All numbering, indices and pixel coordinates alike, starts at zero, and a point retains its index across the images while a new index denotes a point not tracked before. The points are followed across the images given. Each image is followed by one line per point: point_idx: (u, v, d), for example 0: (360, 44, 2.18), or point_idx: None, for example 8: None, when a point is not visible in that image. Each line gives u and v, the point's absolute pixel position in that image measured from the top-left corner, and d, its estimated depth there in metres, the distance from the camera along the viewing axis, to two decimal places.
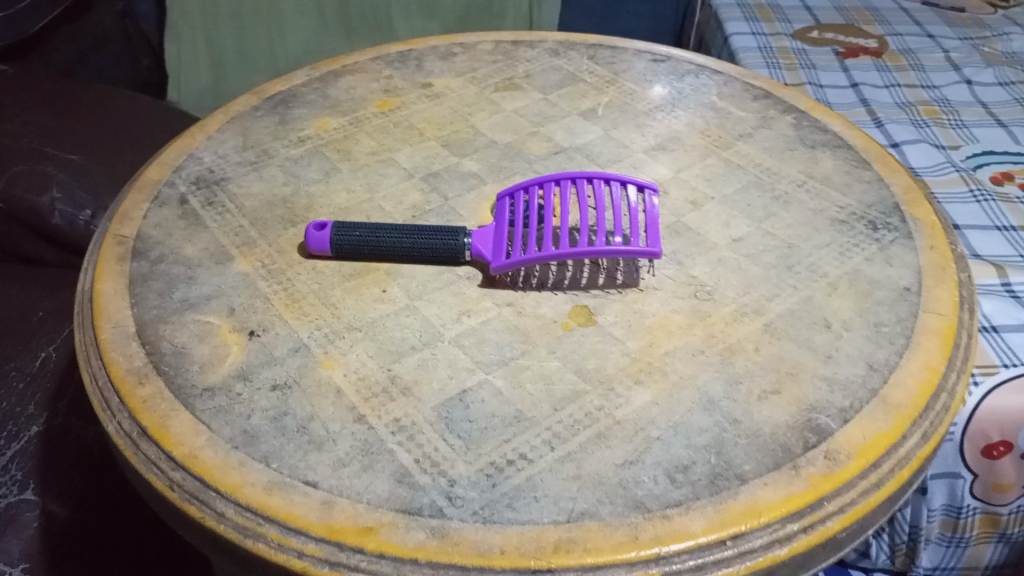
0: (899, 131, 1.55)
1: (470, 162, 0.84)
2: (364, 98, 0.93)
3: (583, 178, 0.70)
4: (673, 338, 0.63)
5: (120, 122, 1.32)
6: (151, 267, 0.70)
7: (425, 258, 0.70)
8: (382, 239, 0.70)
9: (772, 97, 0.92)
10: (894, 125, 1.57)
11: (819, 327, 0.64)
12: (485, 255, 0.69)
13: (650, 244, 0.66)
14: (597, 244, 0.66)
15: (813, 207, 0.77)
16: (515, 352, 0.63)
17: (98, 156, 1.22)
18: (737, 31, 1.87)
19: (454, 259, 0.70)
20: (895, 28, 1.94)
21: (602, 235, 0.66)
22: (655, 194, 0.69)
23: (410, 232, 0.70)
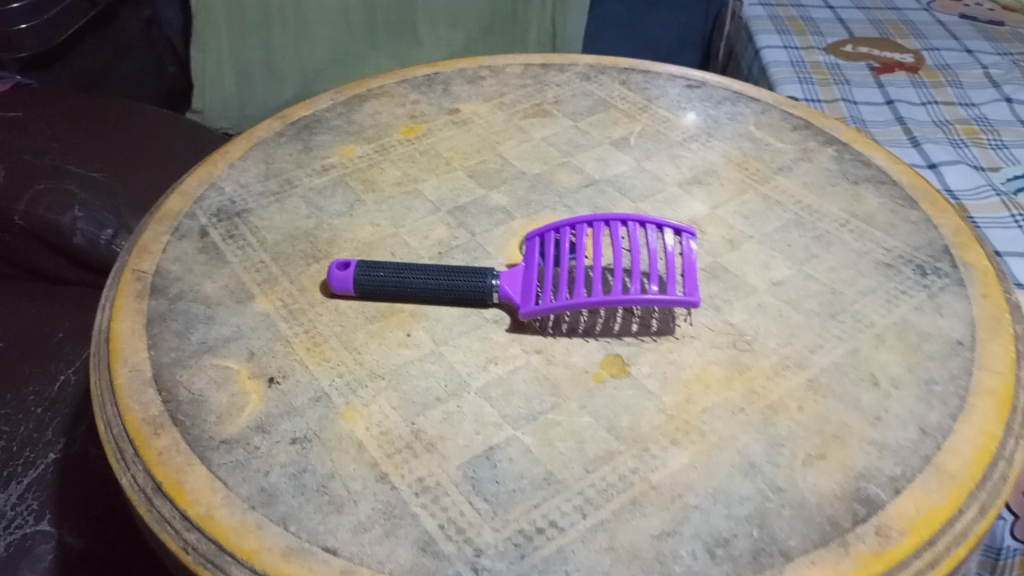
0: (936, 151, 1.50)
1: (498, 195, 0.81)
2: (389, 124, 0.91)
3: (617, 221, 0.67)
4: (711, 393, 0.60)
5: (143, 139, 1.30)
6: (169, 306, 0.68)
7: (451, 299, 0.68)
8: (408, 279, 0.67)
9: (812, 127, 0.88)
10: (931, 145, 1.52)
11: (866, 384, 0.61)
12: (515, 298, 0.66)
13: (688, 291, 0.63)
14: (632, 291, 0.63)
15: (858, 248, 0.73)
16: (544, 406, 0.60)
17: (121, 174, 1.21)
18: (768, 45, 1.83)
19: (481, 301, 0.68)
20: (931, 43, 1.89)
21: (637, 281, 0.64)
22: (693, 238, 0.67)
23: (436, 272, 0.68)
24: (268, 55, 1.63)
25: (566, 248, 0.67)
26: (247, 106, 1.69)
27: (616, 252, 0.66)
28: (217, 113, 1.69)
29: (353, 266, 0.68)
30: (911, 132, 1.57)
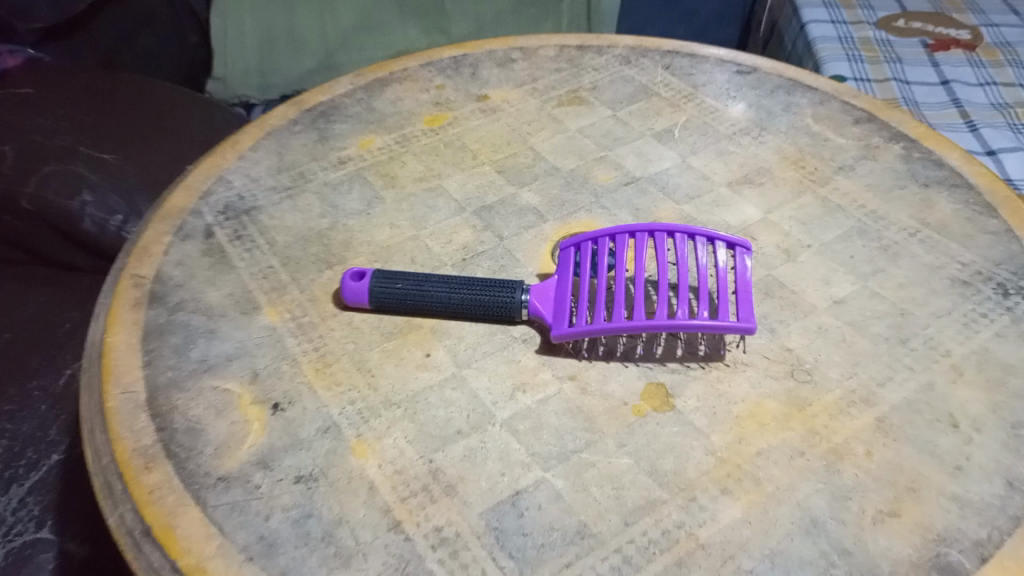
0: (995, 137, 1.38)
1: (529, 194, 0.74)
2: (412, 111, 0.84)
3: (663, 232, 0.61)
4: (766, 433, 0.53)
5: (157, 118, 1.25)
6: (168, 317, 0.62)
7: (475, 315, 0.61)
8: (429, 292, 0.61)
9: (876, 121, 0.80)
10: (990, 130, 1.40)
11: (943, 426, 0.53)
12: (547, 317, 0.60)
13: (742, 316, 0.56)
14: (679, 314, 0.56)
15: (930, 262, 0.66)
16: (578, 444, 0.53)
17: (132, 155, 1.15)
18: (816, 19, 1.71)
19: (508, 317, 0.61)
20: (992, 18, 1.76)
21: (684, 303, 0.57)
22: (748, 253, 0.60)
23: (460, 284, 0.61)
24: (291, 19, 1.49)
25: (605, 261, 0.61)
26: (268, 73, 1.51)
27: (661, 269, 0.59)
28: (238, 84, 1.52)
29: (368, 276, 0.61)
30: (968, 115, 1.45)
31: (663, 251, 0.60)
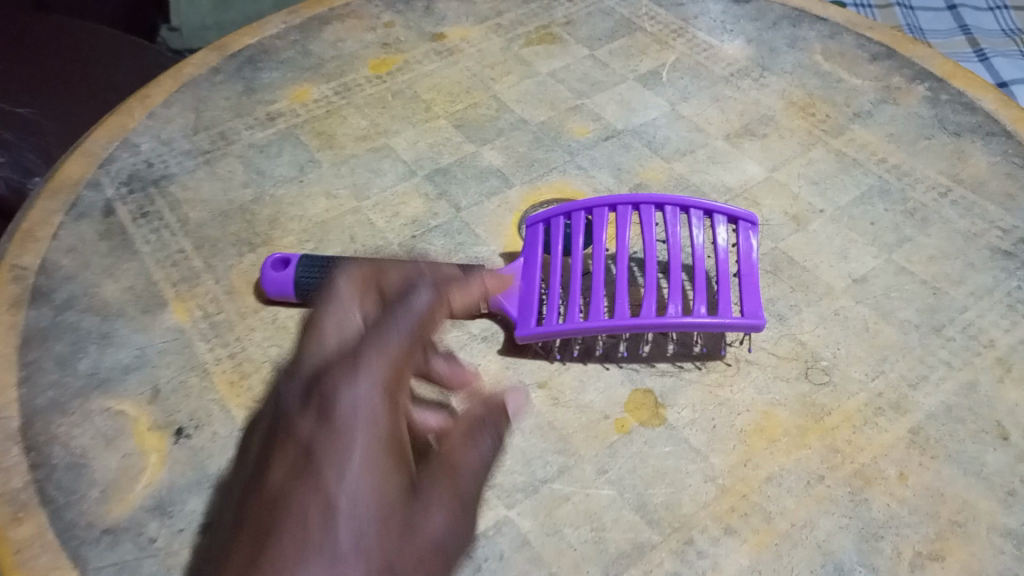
0: (1009, 67, 1.06)
1: (491, 153, 0.63)
2: (355, 54, 0.71)
3: (650, 204, 0.51)
4: (777, 453, 0.44)
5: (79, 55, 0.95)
6: (54, 319, 0.51)
7: None
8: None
9: (895, 58, 0.69)
10: (1003, 59, 1.08)
11: (990, 439, 0.44)
12: (511, 310, 0.49)
13: (746, 312, 0.46)
14: (671, 309, 0.46)
15: (964, 228, 0.56)
16: (548, 472, 0.44)
17: (54, 103, 0.88)
18: None
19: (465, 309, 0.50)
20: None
21: (677, 295, 0.47)
22: (752, 230, 0.50)
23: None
24: None
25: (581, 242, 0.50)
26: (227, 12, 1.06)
27: (649, 250, 0.49)
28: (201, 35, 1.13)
29: (292, 264, 0.51)
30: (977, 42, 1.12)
31: (651, 227, 0.50)
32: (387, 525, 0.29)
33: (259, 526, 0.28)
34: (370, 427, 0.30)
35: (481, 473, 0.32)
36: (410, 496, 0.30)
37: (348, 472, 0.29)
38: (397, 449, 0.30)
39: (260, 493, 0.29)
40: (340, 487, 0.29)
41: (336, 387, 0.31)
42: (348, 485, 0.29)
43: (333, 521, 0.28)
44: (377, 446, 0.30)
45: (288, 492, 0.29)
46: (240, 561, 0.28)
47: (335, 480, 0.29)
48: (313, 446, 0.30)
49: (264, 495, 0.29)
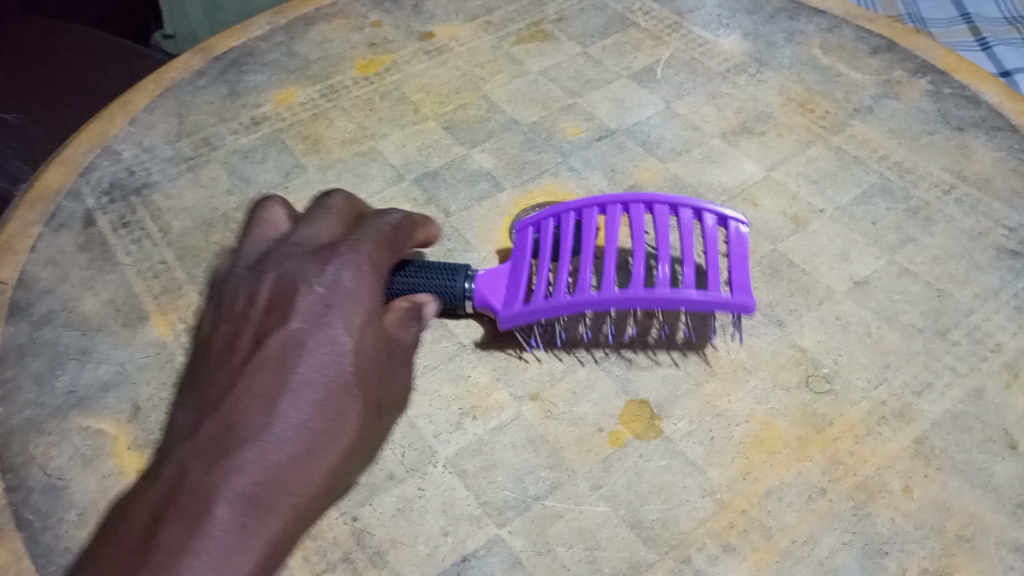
0: (1011, 56, 1.04)
1: (481, 155, 0.61)
2: (342, 55, 0.70)
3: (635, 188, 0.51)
4: (777, 466, 0.42)
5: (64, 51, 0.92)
6: (32, 335, 0.50)
7: None
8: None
9: (896, 51, 0.67)
10: (1005, 48, 1.05)
11: (998, 448, 0.43)
12: (496, 305, 0.48)
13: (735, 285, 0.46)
14: (658, 282, 0.46)
15: (969, 227, 0.54)
16: (540, 488, 0.42)
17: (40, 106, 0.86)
18: None
19: (451, 308, 0.48)
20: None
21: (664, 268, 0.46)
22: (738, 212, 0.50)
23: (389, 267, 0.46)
24: None
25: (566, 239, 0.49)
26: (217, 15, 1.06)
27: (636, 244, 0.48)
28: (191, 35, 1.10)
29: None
30: (979, 30, 1.09)
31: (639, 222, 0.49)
32: (375, 373, 0.41)
33: (283, 359, 0.39)
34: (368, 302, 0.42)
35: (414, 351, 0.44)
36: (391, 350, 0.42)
37: (351, 329, 0.40)
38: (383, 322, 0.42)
39: (279, 337, 0.40)
40: (343, 340, 0.40)
41: (346, 269, 0.42)
42: (351, 340, 0.40)
43: (341, 359, 0.40)
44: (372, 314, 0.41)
45: (304, 338, 0.40)
46: (268, 380, 0.38)
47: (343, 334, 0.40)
48: (329, 303, 0.41)
49: (286, 333, 0.40)
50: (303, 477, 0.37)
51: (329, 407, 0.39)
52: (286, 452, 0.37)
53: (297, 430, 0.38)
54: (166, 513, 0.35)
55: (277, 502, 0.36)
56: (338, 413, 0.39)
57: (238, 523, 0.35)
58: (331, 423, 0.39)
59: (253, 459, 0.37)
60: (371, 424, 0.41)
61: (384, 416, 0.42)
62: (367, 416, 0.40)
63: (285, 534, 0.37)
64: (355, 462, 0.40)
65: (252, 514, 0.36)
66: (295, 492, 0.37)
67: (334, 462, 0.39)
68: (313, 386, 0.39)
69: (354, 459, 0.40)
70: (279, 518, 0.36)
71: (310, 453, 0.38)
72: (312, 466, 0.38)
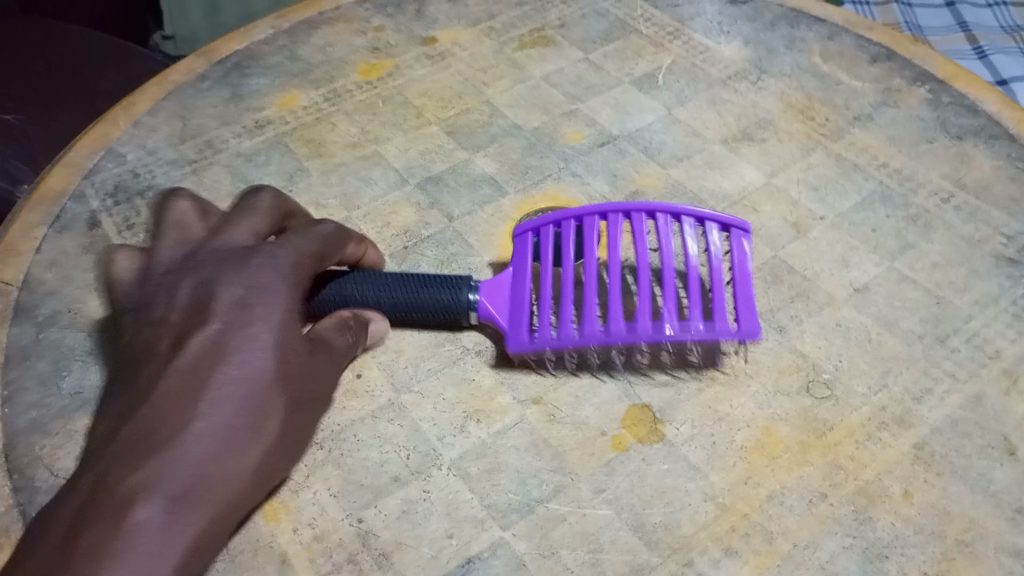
0: (1008, 63, 1.04)
1: (483, 160, 0.62)
2: (344, 59, 0.70)
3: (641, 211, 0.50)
4: (779, 470, 0.43)
5: (66, 54, 0.92)
6: (36, 336, 0.50)
7: (415, 320, 0.49)
8: (350, 289, 0.47)
9: (895, 59, 0.67)
10: (1002, 55, 1.06)
11: (997, 454, 0.43)
12: (500, 321, 0.48)
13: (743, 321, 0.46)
14: (664, 321, 0.46)
15: (968, 234, 0.54)
16: (544, 491, 0.43)
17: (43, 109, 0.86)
18: None
19: (453, 323, 0.49)
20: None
21: (670, 305, 0.47)
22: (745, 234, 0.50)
23: (392, 280, 0.48)
24: None
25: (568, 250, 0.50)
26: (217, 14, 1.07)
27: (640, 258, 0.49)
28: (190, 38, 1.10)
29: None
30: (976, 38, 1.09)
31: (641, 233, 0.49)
32: (295, 368, 0.40)
33: (201, 356, 0.38)
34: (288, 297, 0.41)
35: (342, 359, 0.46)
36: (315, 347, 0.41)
37: (272, 323, 0.40)
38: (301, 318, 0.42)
39: (197, 334, 0.38)
40: (265, 334, 0.39)
41: (263, 266, 0.41)
42: (272, 334, 0.39)
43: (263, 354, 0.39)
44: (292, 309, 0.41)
45: (224, 334, 0.38)
46: (186, 377, 0.37)
47: (264, 327, 0.39)
48: (246, 301, 0.40)
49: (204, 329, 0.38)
50: (224, 474, 0.36)
51: (253, 401, 0.38)
52: (208, 449, 0.36)
53: (220, 425, 0.36)
54: (84, 518, 0.33)
55: (200, 501, 0.35)
56: (260, 408, 0.38)
57: (165, 519, 0.34)
58: (253, 417, 0.38)
59: (174, 457, 0.35)
60: (291, 421, 0.40)
61: (304, 414, 0.41)
62: (289, 411, 0.40)
63: (210, 532, 0.35)
64: (276, 460, 0.40)
65: (176, 510, 0.34)
66: (221, 489, 0.36)
67: (255, 458, 0.38)
68: (236, 381, 0.37)
69: (278, 454, 0.39)
70: (203, 516, 0.35)
71: (231, 448, 0.37)
72: (236, 462, 0.37)
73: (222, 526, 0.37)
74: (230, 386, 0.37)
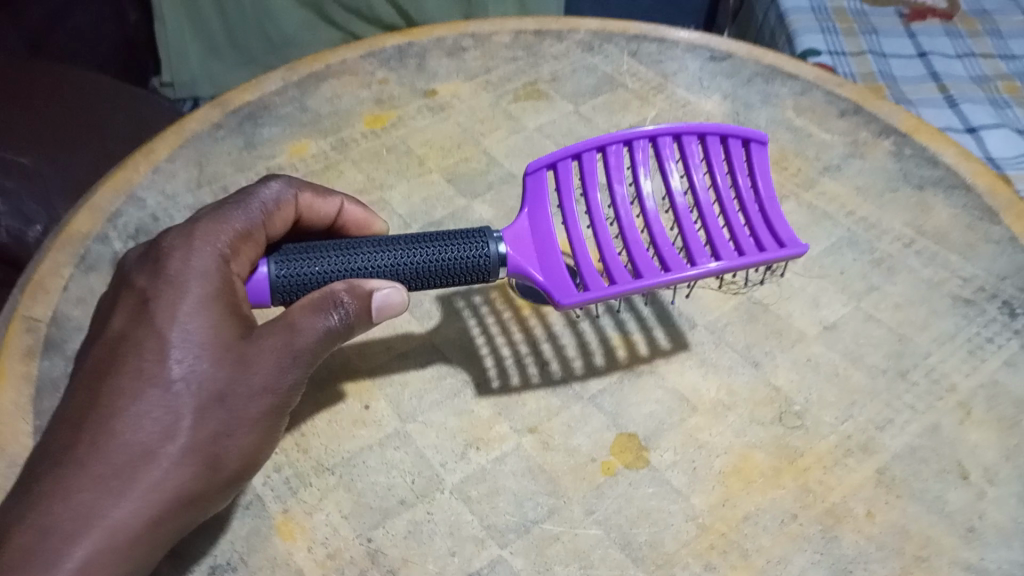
0: (975, 111, 1.10)
1: (482, 207, 0.66)
2: (351, 110, 0.75)
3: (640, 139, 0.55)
4: (754, 494, 0.47)
5: (80, 102, 0.96)
6: (66, 368, 0.54)
7: (434, 279, 0.49)
8: (365, 260, 0.48)
9: (862, 113, 0.73)
10: (970, 104, 1.12)
11: (952, 478, 0.47)
12: (535, 275, 0.50)
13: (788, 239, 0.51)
14: (726, 256, 0.50)
15: (928, 277, 0.59)
16: (539, 512, 0.46)
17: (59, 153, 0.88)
18: None
19: (479, 275, 0.50)
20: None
21: (718, 243, 0.51)
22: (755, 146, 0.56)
23: (404, 244, 0.48)
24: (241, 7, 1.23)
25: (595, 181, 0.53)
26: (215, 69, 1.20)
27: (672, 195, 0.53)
28: (188, 82, 1.19)
29: (264, 261, 0.47)
30: (944, 88, 1.15)
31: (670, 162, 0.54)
32: (215, 359, 0.42)
33: (107, 374, 0.41)
34: (202, 285, 0.43)
35: (321, 337, 0.44)
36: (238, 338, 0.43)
37: (182, 319, 0.42)
38: (229, 304, 0.43)
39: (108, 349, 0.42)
40: (172, 336, 0.42)
41: (179, 261, 0.44)
42: (178, 333, 0.42)
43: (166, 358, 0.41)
44: (208, 297, 0.43)
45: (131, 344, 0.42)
46: (92, 394, 0.41)
47: (169, 328, 0.42)
48: (155, 301, 0.42)
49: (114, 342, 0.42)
50: (120, 494, 0.39)
51: (155, 410, 0.40)
52: (101, 470, 0.39)
53: (119, 445, 0.39)
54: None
55: (90, 524, 0.38)
56: (166, 413, 0.40)
57: (60, 538, 0.37)
58: (157, 428, 0.40)
59: (70, 474, 0.38)
60: (218, 421, 0.41)
61: (238, 409, 0.42)
62: (205, 411, 0.41)
63: (107, 555, 0.38)
64: (205, 460, 0.41)
65: (54, 541, 0.37)
66: (120, 500, 0.39)
67: (165, 469, 0.40)
68: (139, 389, 0.40)
69: (203, 454, 0.41)
70: (96, 530, 0.38)
71: (133, 457, 0.39)
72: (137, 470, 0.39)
73: (136, 546, 0.39)
74: (130, 401, 0.40)
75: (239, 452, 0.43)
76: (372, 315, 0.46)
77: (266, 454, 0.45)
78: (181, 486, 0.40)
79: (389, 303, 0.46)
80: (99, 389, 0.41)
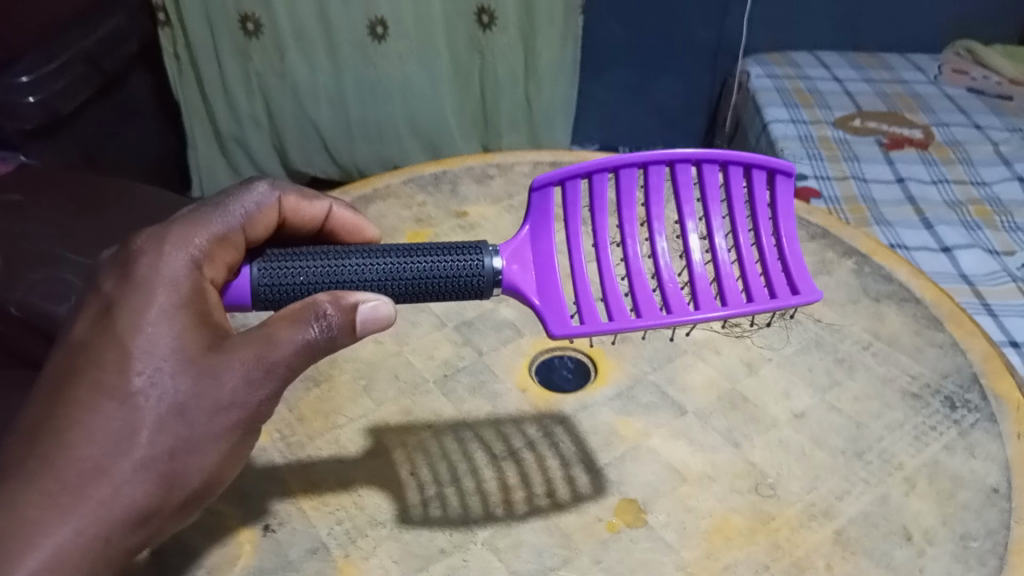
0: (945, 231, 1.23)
1: (506, 309, 0.78)
2: (395, 227, 0.88)
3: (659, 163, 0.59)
4: (733, 547, 0.57)
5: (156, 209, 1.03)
6: None
7: (430, 293, 0.55)
8: (363, 273, 0.53)
9: (829, 237, 0.86)
10: (943, 225, 1.24)
11: (898, 539, 0.57)
12: (533, 299, 0.57)
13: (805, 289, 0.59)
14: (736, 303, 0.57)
15: (882, 374, 0.70)
16: (555, 561, 0.56)
17: None
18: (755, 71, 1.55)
19: (478, 292, 0.56)
20: (944, 90, 1.55)
21: (732, 291, 0.58)
22: (784, 179, 0.61)
23: (401, 257, 0.54)
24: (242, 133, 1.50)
25: (606, 207, 0.59)
26: None
27: (685, 224, 0.60)
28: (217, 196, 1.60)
29: (247, 265, 0.53)
30: (920, 211, 1.28)
31: (685, 190, 0.60)
32: (177, 373, 0.46)
33: (72, 383, 0.46)
34: (168, 295, 0.47)
35: (298, 349, 0.48)
36: (200, 350, 0.47)
37: (146, 330, 0.46)
38: (196, 313, 0.48)
39: (72, 359, 0.47)
40: (131, 350, 0.46)
41: (147, 272, 0.48)
42: (136, 345, 0.46)
43: (123, 372, 0.46)
44: (171, 308, 0.47)
45: (96, 356, 0.46)
46: (55, 405, 0.46)
47: (131, 340, 0.46)
48: (120, 314, 0.47)
49: (81, 352, 0.47)
50: (71, 510, 0.44)
51: (111, 421, 0.45)
52: (52, 486, 0.44)
53: (73, 461, 0.44)
54: None
55: (38, 540, 0.43)
56: (120, 425, 0.45)
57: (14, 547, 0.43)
58: (111, 443, 0.45)
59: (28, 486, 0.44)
60: (176, 436, 0.45)
61: (193, 421, 0.46)
62: (161, 425, 0.45)
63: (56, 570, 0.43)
64: (160, 472, 0.45)
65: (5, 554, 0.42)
66: (70, 514, 0.44)
67: (117, 484, 0.45)
68: (99, 403, 0.45)
69: (159, 465, 0.45)
70: (46, 541, 0.43)
71: (87, 471, 0.44)
72: (89, 485, 0.44)
73: (84, 560, 0.44)
74: (87, 418, 0.45)
75: (197, 464, 0.47)
76: (363, 327, 0.50)
77: (234, 462, 0.49)
78: (132, 500, 0.45)
79: (376, 316, 0.50)
80: (62, 404, 0.46)
